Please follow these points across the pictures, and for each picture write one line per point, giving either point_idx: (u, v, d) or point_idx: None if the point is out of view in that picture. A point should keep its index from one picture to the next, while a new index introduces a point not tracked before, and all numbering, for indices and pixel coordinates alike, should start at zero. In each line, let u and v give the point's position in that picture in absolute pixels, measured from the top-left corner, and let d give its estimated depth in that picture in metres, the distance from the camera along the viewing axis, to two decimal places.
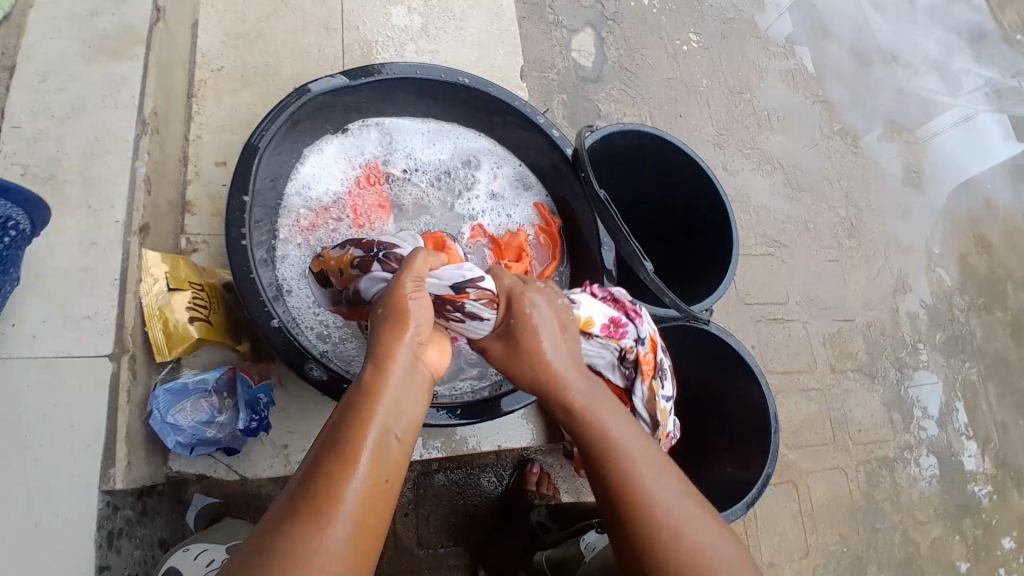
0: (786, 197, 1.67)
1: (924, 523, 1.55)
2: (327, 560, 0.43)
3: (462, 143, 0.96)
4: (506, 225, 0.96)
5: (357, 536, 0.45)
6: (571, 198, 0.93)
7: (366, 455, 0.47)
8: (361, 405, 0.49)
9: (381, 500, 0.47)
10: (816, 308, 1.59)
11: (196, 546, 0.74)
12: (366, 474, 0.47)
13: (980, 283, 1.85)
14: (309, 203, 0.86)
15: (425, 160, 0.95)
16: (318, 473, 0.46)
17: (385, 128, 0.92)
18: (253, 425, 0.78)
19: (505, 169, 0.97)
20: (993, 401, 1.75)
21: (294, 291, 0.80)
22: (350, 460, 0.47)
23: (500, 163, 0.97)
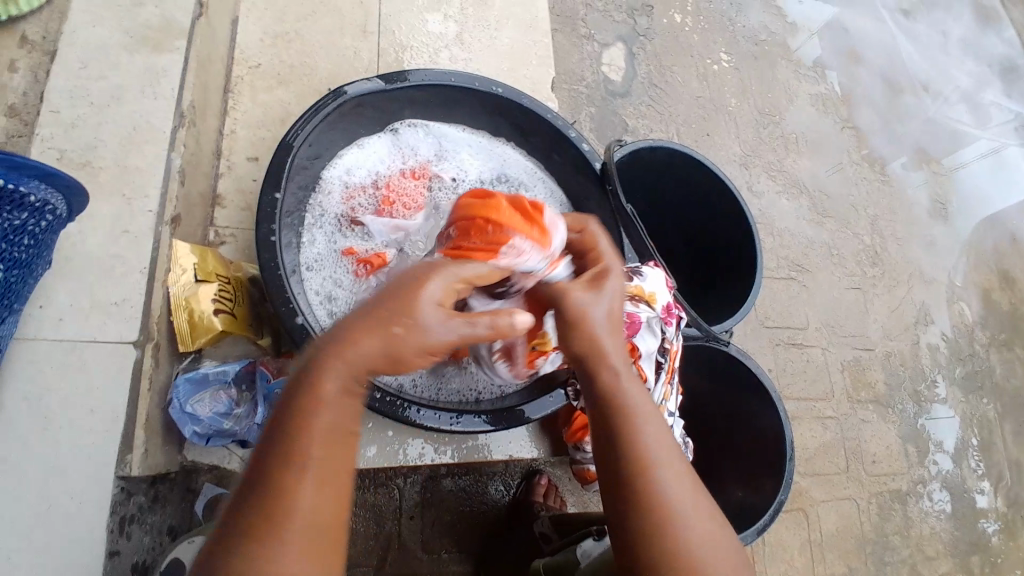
0: (809, 221, 1.66)
1: (935, 561, 1.52)
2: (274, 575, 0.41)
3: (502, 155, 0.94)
4: None
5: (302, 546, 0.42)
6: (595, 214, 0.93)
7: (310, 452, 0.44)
8: (306, 399, 0.45)
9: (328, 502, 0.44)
10: (835, 335, 1.57)
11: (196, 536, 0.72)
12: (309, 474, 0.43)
13: (1003, 319, 1.82)
14: (344, 202, 0.86)
15: (472, 172, 0.93)
16: (263, 477, 0.43)
17: (428, 134, 0.91)
18: None
19: (547, 192, 0.95)
20: (1011, 440, 1.71)
21: (316, 291, 0.80)
22: (294, 458, 0.43)
23: (544, 189, 0.95)
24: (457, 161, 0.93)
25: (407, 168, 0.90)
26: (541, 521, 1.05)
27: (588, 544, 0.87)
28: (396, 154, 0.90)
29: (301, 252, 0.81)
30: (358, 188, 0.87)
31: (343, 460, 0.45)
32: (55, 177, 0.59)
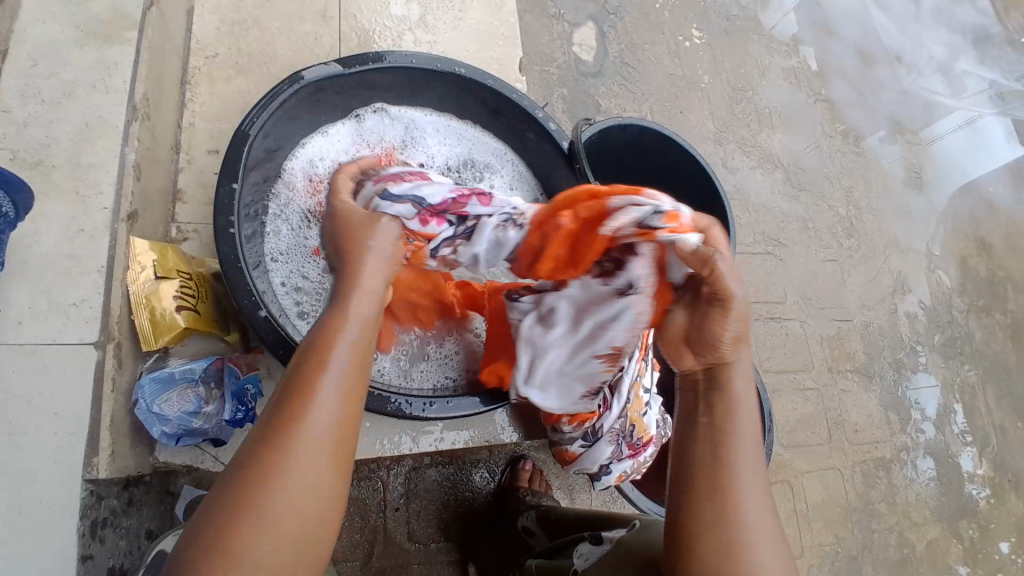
0: (785, 196, 1.66)
1: (920, 525, 1.54)
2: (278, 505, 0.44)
3: (468, 140, 0.93)
4: None
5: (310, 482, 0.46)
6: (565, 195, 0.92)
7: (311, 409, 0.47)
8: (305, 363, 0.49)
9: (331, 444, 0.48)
10: (814, 308, 1.58)
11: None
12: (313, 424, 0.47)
13: (981, 285, 1.84)
14: (308, 190, 0.84)
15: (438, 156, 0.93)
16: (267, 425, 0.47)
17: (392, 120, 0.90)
18: (241, 415, 0.75)
19: (517, 178, 0.95)
20: (991, 403, 1.74)
21: (283, 283, 0.79)
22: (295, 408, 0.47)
23: (513, 176, 0.95)
24: (425, 148, 0.92)
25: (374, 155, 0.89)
26: (528, 516, 1.01)
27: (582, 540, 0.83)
28: (362, 140, 0.89)
29: (265, 244, 0.79)
30: (322, 176, 0.86)
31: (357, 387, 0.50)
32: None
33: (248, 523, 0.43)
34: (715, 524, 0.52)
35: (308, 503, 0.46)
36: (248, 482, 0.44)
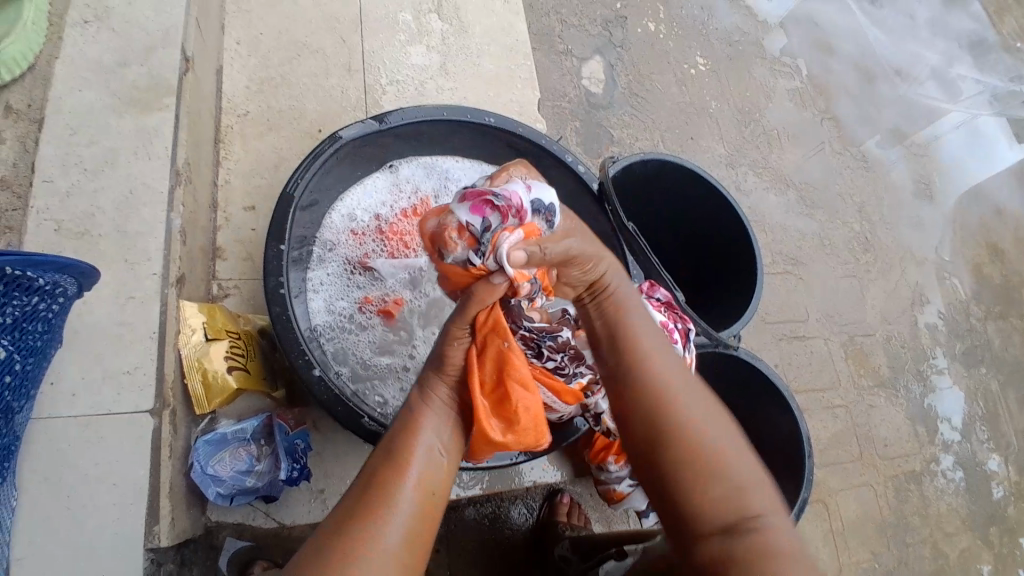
0: (798, 214, 1.68)
1: (956, 539, 1.53)
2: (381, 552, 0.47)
3: None
4: None
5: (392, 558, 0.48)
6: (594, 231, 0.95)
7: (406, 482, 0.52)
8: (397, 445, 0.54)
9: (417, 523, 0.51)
10: (835, 324, 1.59)
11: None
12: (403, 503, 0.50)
13: (997, 291, 1.85)
14: (348, 243, 0.86)
15: None
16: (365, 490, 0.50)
17: (427, 171, 0.92)
18: (295, 473, 0.77)
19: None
20: (1018, 411, 1.73)
21: (329, 337, 0.81)
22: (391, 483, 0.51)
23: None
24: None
25: (413, 205, 0.91)
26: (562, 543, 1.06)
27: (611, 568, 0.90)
28: (399, 193, 0.91)
29: (309, 300, 0.81)
30: (361, 229, 0.87)
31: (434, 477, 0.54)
32: (68, 266, 0.60)
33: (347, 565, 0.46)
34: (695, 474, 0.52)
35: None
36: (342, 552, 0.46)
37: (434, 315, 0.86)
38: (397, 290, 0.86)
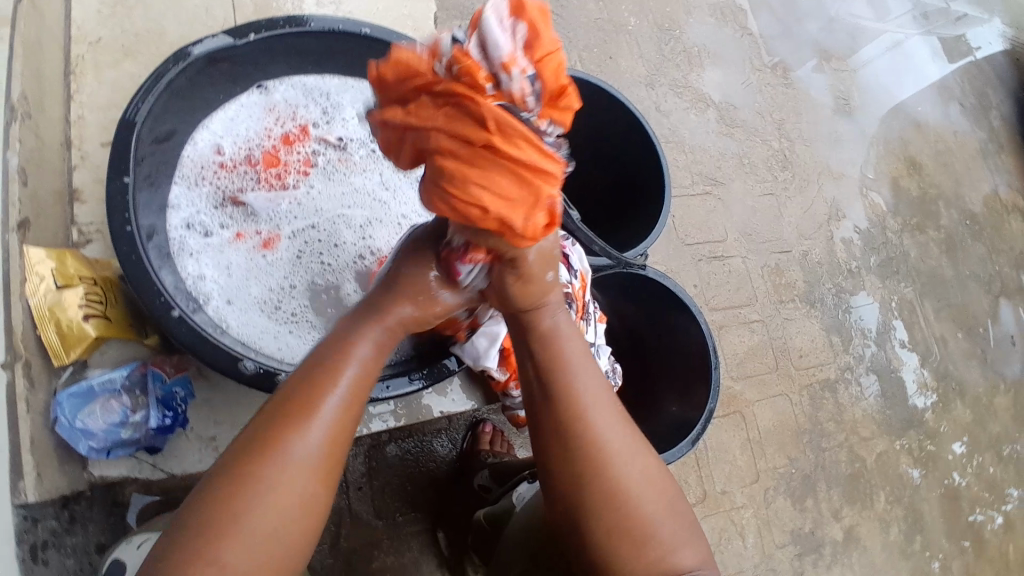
0: (719, 134, 1.67)
1: (869, 440, 1.64)
2: (300, 452, 0.52)
3: None
4: None
5: (304, 477, 0.52)
6: None
7: (322, 404, 0.54)
8: (331, 363, 0.56)
9: (330, 442, 0.54)
10: (755, 243, 1.62)
11: (140, 537, 0.72)
12: (315, 428, 0.53)
13: (913, 204, 1.91)
14: (217, 176, 0.80)
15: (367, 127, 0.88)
16: (287, 401, 0.54)
17: (306, 91, 0.85)
18: (168, 421, 0.74)
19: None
20: (931, 317, 1.84)
21: (203, 276, 0.75)
22: (311, 399, 0.54)
23: None
24: (344, 121, 0.87)
25: (287, 132, 0.84)
26: (481, 474, 1.08)
27: (523, 488, 0.90)
28: (276, 118, 0.84)
29: (176, 240, 0.75)
30: (232, 159, 0.81)
31: (357, 401, 0.57)
32: None
33: (271, 457, 0.51)
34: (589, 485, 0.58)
35: (286, 510, 0.51)
36: (267, 451, 0.51)
37: (317, 249, 0.81)
38: (273, 225, 0.81)
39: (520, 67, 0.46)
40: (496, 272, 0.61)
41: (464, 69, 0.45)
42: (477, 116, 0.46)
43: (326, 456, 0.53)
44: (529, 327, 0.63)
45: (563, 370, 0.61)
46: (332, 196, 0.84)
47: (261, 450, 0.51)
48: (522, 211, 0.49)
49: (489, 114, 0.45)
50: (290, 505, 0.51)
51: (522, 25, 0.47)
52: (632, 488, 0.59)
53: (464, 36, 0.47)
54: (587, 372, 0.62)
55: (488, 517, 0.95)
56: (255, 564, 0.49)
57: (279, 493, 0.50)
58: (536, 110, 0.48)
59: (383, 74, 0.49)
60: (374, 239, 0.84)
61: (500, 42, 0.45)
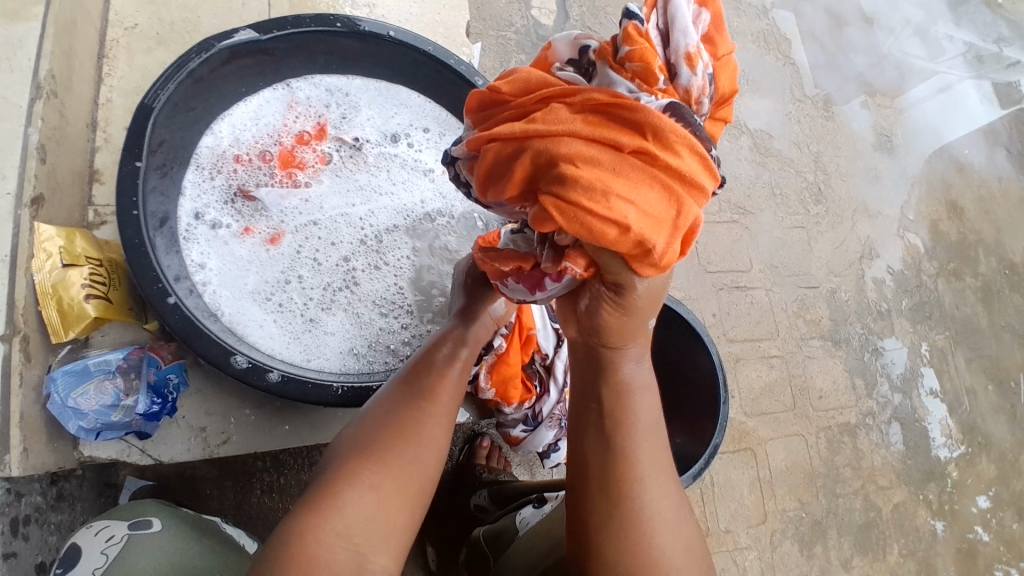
0: (751, 162, 1.63)
1: (888, 492, 1.57)
2: (421, 425, 0.60)
3: (412, 112, 0.89)
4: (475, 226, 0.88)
5: (419, 442, 0.59)
6: None
7: (436, 395, 0.63)
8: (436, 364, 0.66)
9: (438, 424, 0.62)
10: (780, 275, 1.57)
11: (99, 522, 0.71)
12: (434, 409, 0.62)
13: (951, 248, 1.83)
14: (229, 167, 0.80)
15: (382, 128, 0.88)
16: (410, 389, 0.63)
17: (326, 90, 0.86)
18: (156, 408, 0.74)
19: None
20: (962, 368, 1.75)
21: (205, 266, 0.76)
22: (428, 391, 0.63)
23: None
24: (360, 121, 0.87)
25: (303, 130, 0.84)
26: (480, 494, 1.07)
27: (529, 512, 0.88)
28: (293, 115, 0.84)
29: (183, 230, 0.76)
30: (246, 152, 0.81)
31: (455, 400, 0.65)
32: None
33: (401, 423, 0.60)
34: (622, 514, 0.56)
35: (409, 464, 0.57)
36: (399, 420, 0.60)
37: (319, 247, 0.81)
38: (280, 221, 0.81)
39: (700, 62, 0.47)
40: (590, 304, 0.56)
41: (639, 56, 0.46)
42: (633, 123, 0.45)
43: (436, 433, 0.61)
44: (601, 372, 0.59)
45: (627, 389, 0.58)
46: (340, 196, 0.84)
47: (393, 417, 0.60)
48: (664, 231, 0.47)
49: (648, 119, 0.44)
50: (415, 463, 0.58)
51: (705, 16, 0.48)
52: (662, 527, 0.56)
53: (641, 14, 0.47)
54: (648, 402, 0.59)
55: (489, 536, 0.92)
56: (373, 503, 0.54)
57: (412, 453, 0.58)
58: (705, 112, 0.49)
59: (499, 88, 0.51)
60: (377, 241, 0.84)
61: (687, 28, 0.47)
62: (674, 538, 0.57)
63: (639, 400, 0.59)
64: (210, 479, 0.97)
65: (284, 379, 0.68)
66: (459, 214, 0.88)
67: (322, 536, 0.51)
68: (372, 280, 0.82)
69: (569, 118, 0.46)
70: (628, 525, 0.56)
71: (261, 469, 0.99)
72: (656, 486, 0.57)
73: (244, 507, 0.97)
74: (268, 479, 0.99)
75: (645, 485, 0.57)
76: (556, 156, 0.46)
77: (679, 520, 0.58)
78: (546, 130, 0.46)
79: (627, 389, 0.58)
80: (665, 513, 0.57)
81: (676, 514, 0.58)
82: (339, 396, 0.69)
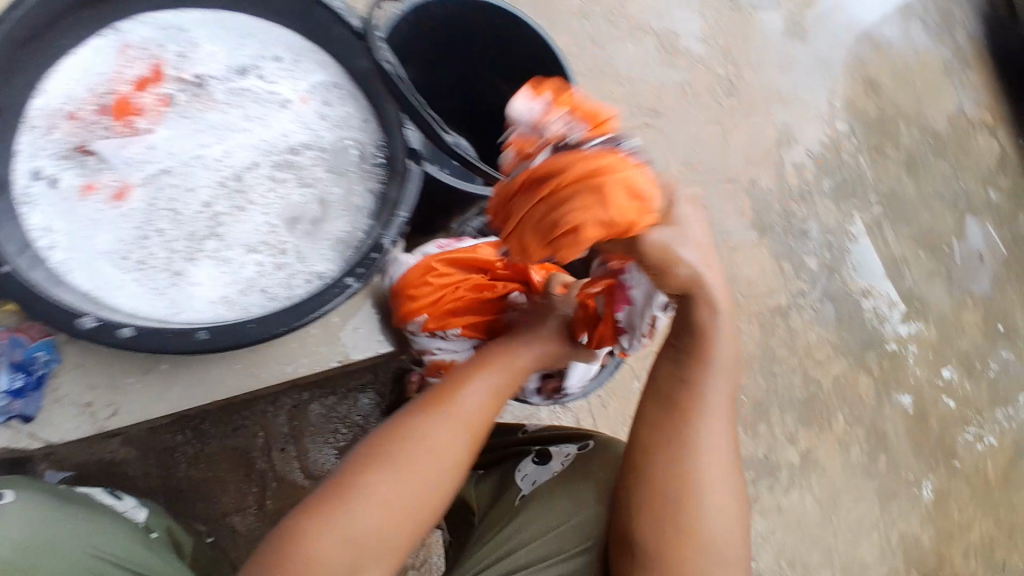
0: (659, 63, 1.62)
1: (825, 366, 1.65)
2: (427, 449, 0.69)
3: (259, 43, 0.90)
4: (341, 148, 0.88)
5: (427, 463, 0.68)
6: (355, 70, 0.87)
7: (449, 418, 0.72)
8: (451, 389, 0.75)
9: (451, 447, 0.71)
10: (698, 172, 1.59)
11: None
12: (440, 429, 0.71)
13: (870, 124, 1.86)
14: (66, 123, 0.81)
15: (229, 65, 0.89)
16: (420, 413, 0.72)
17: (163, 35, 0.87)
18: (19, 384, 0.84)
19: (319, 74, 0.89)
20: (890, 239, 1.81)
21: (53, 220, 0.78)
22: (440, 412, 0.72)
23: (317, 67, 0.89)
24: (203, 61, 0.88)
25: (140, 76, 0.85)
26: None
27: (529, 469, 0.94)
28: (129, 65, 0.85)
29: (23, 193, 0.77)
30: (82, 106, 0.82)
31: (474, 418, 0.74)
32: None
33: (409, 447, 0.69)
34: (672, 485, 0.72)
35: (411, 486, 0.66)
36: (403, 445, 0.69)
37: (173, 195, 0.83)
38: (126, 176, 0.82)
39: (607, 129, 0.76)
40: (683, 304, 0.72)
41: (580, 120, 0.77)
42: (583, 168, 0.68)
43: (450, 454, 0.70)
44: (692, 377, 0.73)
45: (691, 374, 0.73)
46: (189, 140, 0.85)
47: (400, 444, 0.69)
48: (644, 211, 0.66)
49: (584, 162, 0.68)
50: (418, 483, 0.67)
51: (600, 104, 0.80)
52: (709, 492, 0.72)
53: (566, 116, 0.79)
54: (715, 395, 0.73)
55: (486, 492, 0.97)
56: (373, 519, 0.64)
57: (416, 473, 0.67)
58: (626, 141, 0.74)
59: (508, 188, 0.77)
60: (236, 181, 0.85)
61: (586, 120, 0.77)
62: (720, 505, 0.72)
63: (714, 381, 0.73)
64: (134, 459, 1.12)
65: (137, 332, 0.71)
66: (325, 138, 0.88)
67: (306, 553, 0.61)
68: (233, 224, 0.84)
69: (550, 194, 0.69)
70: (676, 496, 0.72)
71: (182, 442, 1.14)
72: (706, 468, 0.72)
73: (170, 480, 1.13)
74: (190, 450, 1.14)
75: (696, 464, 0.72)
76: (556, 214, 0.69)
77: (726, 477, 0.73)
78: (540, 204, 0.71)
79: (693, 387, 0.73)
80: (711, 485, 0.72)
81: (726, 479, 0.73)
82: (206, 341, 0.72)
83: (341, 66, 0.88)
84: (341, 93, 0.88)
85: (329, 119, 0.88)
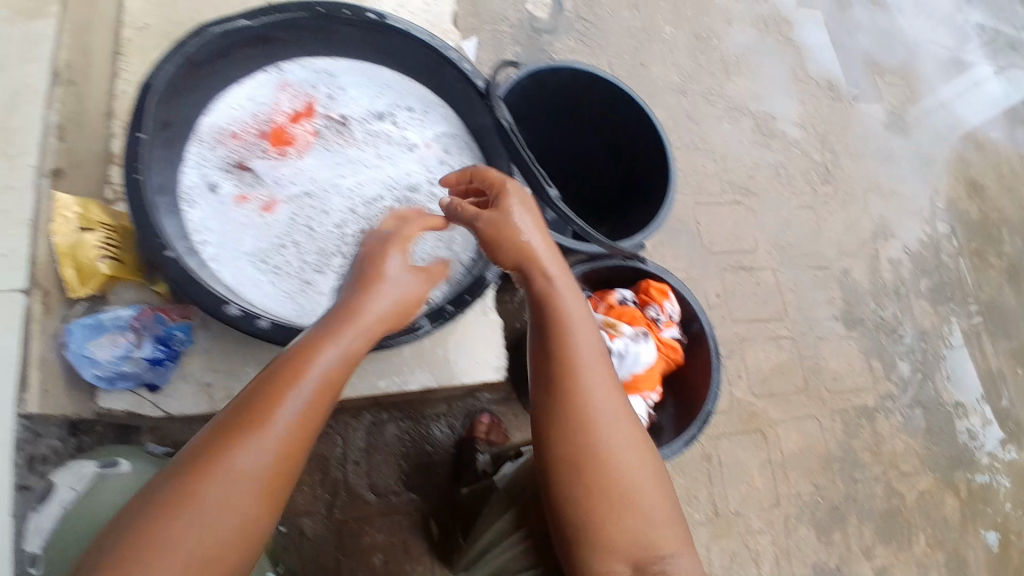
0: (754, 143, 1.63)
1: (911, 479, 1.51)
2: (213, 492, 0.49)
3: (396, 89, 0.96)
4: None
5: (241, 491, 0.50)
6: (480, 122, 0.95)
7: (245, 449, 0.51)
8: (242, 419, 0.52)
9: (275, 468, 0.52)
10: (787, 255, 1.56)
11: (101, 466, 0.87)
12: (253, 452, 0.51)
13: (973, 228, 1.78)
14: (224, 141, 0.87)
15: (369, 106, 0.95)
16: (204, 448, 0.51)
17: (315, 71, 0.93)
18: (160, 355, 0.80)
19: (443, 125, 0.97)
20: (989, 350, 1.69)
21: (204, 227, 0.82)
22: (227, 440, 0.51)
23: (443, 119, 0.97)
24: (346, 98, 0.94)
25: (294, 108, 0.91)
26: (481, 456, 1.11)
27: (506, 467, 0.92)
28: (285, 95, 0.91)
29: (184, 198, 0.82)
30: (241, 127, 0.88)
31: (313, 419, 0.54)
32: None
33: (186, 499, 0.48)
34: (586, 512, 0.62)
35: (220, 535, 0.49)
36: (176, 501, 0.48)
37: (310, 215, 0.88)
38: (274, 190, 0.88)
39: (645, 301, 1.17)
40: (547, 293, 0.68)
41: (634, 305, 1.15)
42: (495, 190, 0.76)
43: (275, 473, 0.52)
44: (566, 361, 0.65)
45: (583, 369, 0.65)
46: (330, 168, 0.91)
47: (167, 497, 0.49)
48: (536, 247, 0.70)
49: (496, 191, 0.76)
50: (223, 530, 0.49)
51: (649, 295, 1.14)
52: (633, 500, 0.62)
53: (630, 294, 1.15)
54: (604, 396, 0.64)
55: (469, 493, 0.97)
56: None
57: (217, 510, 0.49)
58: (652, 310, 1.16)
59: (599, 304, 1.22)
60: (366, 209, 0.90)
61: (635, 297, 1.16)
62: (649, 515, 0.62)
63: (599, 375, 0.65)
64: None
65: (275, 326, 0.74)
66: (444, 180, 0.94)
67: None
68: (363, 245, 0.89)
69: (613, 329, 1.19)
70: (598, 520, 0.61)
71: None
72: (630, 479, 0.62)
73: None
74: None
75: (618, 485, 0.62)
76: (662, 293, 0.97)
77: (650, 486, 0.64)
78: None
79: (580, 374, 0.64)
80: (635, 493, 0.62)
81: (651, 484, 0.64)
82: None
83: (462, 120, 0.97)
84: (461, 145, 0.97)
85: (450, 164, 0.95)
